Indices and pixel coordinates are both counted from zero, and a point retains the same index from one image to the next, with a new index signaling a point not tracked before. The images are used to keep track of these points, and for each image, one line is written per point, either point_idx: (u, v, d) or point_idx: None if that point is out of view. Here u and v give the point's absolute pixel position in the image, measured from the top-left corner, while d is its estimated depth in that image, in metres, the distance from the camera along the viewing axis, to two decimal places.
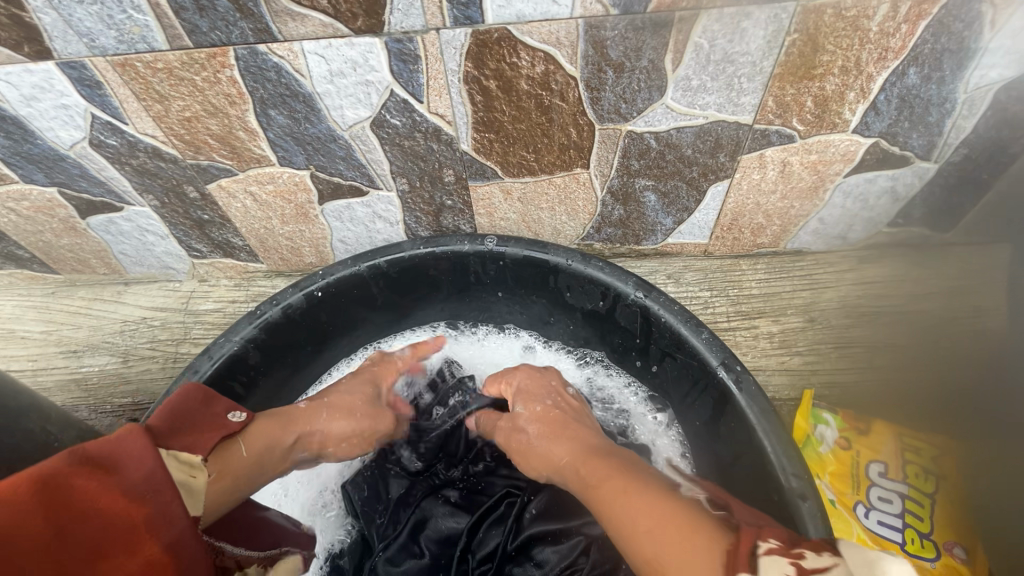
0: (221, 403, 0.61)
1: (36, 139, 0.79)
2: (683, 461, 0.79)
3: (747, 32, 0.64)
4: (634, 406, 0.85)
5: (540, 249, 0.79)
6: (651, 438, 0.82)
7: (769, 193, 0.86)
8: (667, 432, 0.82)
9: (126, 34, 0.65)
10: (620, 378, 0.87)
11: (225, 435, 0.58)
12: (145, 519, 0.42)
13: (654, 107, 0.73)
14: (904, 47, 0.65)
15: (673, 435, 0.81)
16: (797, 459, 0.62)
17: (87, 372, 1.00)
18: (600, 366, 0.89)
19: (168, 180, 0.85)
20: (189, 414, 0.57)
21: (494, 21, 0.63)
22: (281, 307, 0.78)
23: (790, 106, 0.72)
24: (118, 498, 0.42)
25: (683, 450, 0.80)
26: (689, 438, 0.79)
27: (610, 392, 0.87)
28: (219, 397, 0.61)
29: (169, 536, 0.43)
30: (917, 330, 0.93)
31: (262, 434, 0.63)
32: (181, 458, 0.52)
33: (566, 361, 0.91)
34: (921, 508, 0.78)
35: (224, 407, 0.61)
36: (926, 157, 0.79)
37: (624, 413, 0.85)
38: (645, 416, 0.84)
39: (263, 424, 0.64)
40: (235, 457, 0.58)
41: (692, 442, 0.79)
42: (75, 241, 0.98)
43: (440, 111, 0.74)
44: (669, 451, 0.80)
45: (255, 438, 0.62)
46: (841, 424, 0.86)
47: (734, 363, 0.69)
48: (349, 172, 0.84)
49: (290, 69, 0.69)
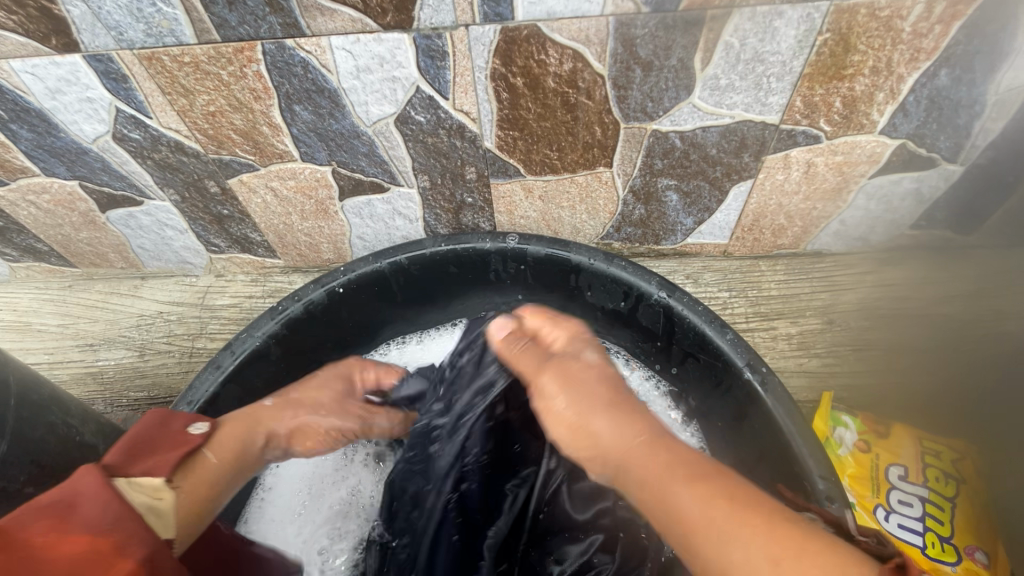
0: (178, 420, 0.60)
1: (59, 132, 0.79)
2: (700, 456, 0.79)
3: (779, 31, 0.63)
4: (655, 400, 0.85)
5: (562, 248, 0.79)
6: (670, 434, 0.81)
7: (792, 194, 0.86)
8: (685, 427, 0.81)
9: (154, 27, 0.65)
10: (641, 372, 0.87)
11: (189, 450, 0.57)
12: (112, 547, 0.41)
13: (681, 106, 0.73)
14: (937, 48, 0.65)
15: (692, 431, 0.81)
16: (825, 461, 0.62)
17: (104, 365, 1.00)
18: (619, 361, 0.88)
19: (190, 174, 0.85)
20: (147, 439, 0.56)
21: (524, 17, 0.63)
22: (303, 303, 0.78)
23: (818, 106, 0.72)
24: (80, 538, 0.41)
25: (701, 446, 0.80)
26: (707, 436, 0.79)
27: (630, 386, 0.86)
28: (176, 415, 0.60)
29: (141, 554, 0.42)
30: (936, 332, 0.92)
31: (226, 444, 0.62)
32: (142, 483, 0.50)
33: None
34: (943, 512, 0.76)
35: (182, 423, 0.60)
36: (952, 159, 0.78)
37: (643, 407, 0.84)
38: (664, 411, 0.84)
39: (229, 434, 0.63)
40: (205, 469, 0.57)
41: (711, 440, 0.79)
42: (94, 235, 0.99)
43: (466, 108, 0.74)
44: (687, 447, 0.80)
45: (219, 449, 0.61)
46: (860, 427, 0.84)
47: (760, 364, 0.69)
48: (371, 168, 0.83)
49: (317, 64, 0.69)
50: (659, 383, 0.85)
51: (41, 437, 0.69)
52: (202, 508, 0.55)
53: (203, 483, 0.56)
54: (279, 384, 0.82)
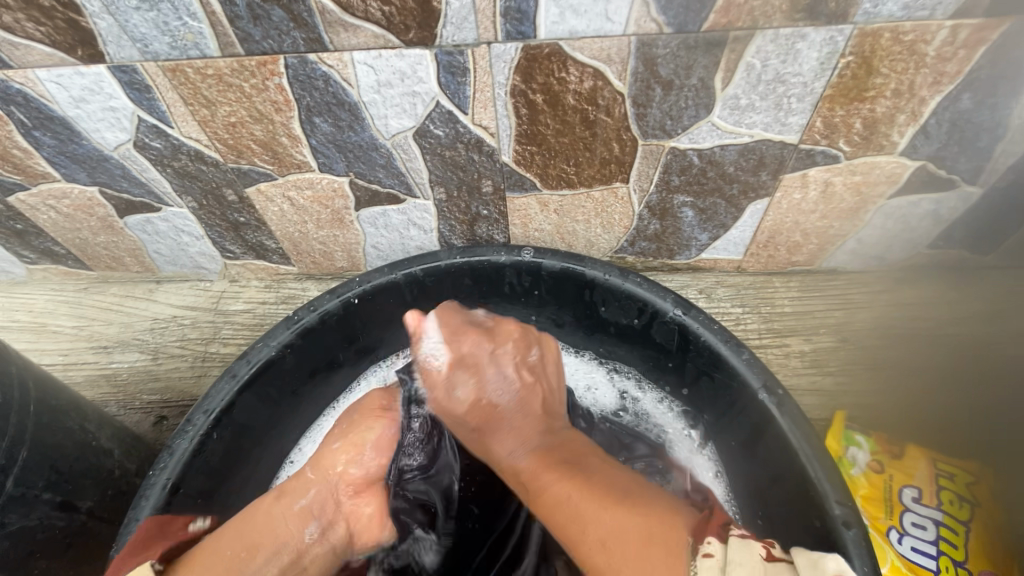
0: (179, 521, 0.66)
1: (81, 139, 0.80)
2: (719, 482, 0.78)
3: (801, 53, 0.63)
4: (669, 422, 0.84)
5: (577, 262, 0.79)
6: (688, 458, 0.81)
7: (809, 212, 0.85)
8: (703, 450, 0.81)
9: (179, 40, 0.65)
10: (654, 395, 0.87)
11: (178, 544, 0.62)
12: None
13: (700, 125, 0.73)
14: (960, 72, 0.65)
15: (708, 454, 0.80)
16: (840, 485, 0.62)
17: (117, 368, 1.01)
18: (632, 382, 0.88)
19: (208, 182, 0.86)
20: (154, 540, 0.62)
21: (546, 36, 0.63)
22: (318, 313, 0.78)
23: (838, 127, 0.72)
24: None
25: (718, 470, 0.79)
26: (723, 458, 0.78)
27: (648, 409, 0.86)
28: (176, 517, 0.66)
29: None
30: (951, 353, 0.92)
31: (230, 530, 0.61)
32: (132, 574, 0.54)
33: (598, 372, 0.90)
34: (956, 536, 0.75)
35: (185, 522, 0.66)
36: (972, 181, 0.78)
37: (661, 432, 0.84)
38: (679, 432, 0.83)
39: (240, 514, 0.63)
40: (204, 559, 0.58)
41: (727, 462, 0.78)
42: (111, 240, 0.99)
43: (484, 123, 0.74)
44: (706, 472, 0.79)
45: (222, 532, 0.61)
46: (874, 447, 0.84)
47: (776, 386, 0.68)
48: (388, 180, 0.84)
49: (339, 78, 0.69)
50: (674, 404, 0.85)
51: (58, 442, 0.70)
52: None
53: (200, 567, 0.57)
54: (294, 392, 0.83)
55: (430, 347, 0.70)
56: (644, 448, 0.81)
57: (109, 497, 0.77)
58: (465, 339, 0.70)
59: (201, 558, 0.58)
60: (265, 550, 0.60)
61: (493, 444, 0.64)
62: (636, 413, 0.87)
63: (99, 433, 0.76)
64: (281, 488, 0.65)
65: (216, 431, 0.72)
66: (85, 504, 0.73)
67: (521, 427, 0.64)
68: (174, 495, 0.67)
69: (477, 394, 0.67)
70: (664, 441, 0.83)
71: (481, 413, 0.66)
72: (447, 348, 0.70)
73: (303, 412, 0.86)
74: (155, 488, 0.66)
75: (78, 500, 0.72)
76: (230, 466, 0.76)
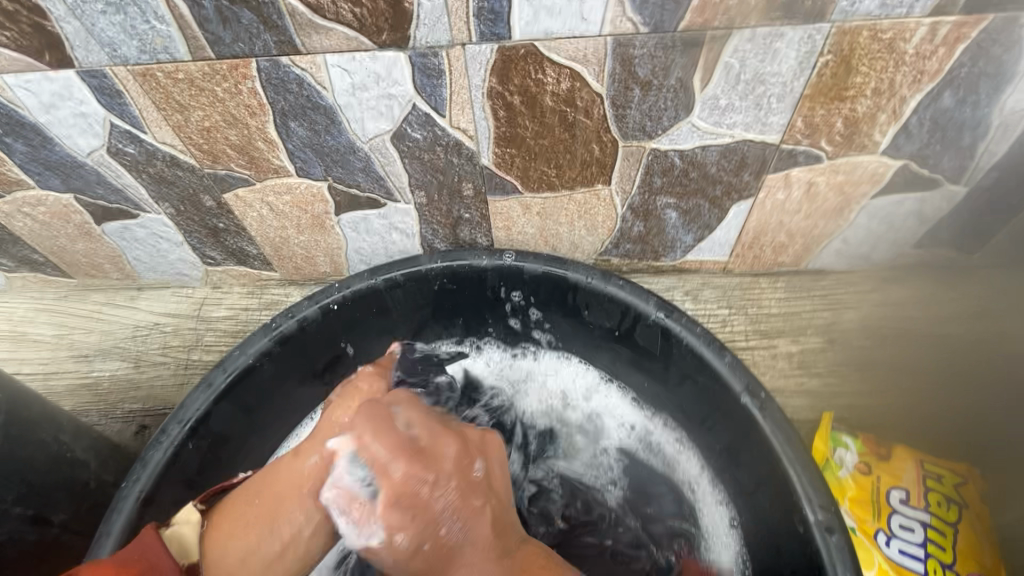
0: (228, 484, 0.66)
1: (54, 146, 0.78)
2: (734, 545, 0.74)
3: (779, 52, 0.62)
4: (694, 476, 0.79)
5: (560, 266, 0.78)
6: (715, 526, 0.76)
7: (793, 213, 0.84)
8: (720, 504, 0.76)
9: (148, 44, 0.64)
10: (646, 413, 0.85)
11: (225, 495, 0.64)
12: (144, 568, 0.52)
13: (679, 126, 0.72)
14: (940, 71, 0.64)
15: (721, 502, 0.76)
16: (824, 490, 0.61)
17: (99, 377, 0.99)
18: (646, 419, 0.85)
19: (185, 188, 0.84)
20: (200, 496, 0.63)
21: (521, 37, 0.62)
22: (296, 319, 0.78)
23: (819, 126, 0.71)
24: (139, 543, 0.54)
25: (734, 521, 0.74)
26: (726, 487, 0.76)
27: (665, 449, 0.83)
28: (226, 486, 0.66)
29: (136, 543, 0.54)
30: (940, 354, 0.91)
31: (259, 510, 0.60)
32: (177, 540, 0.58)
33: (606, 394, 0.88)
34: (944, 537, 0.75)
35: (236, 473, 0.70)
36: (955, 180, 0.77)
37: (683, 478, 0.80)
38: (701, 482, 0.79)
39: (264, 474, 0.63)
40: (233, 510, 0.60)
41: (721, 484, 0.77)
42: (89, 247, 0.98)
43: (462, 125, 0.73)
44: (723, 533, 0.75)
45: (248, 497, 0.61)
46: (861, 449, 0.83)
47: (758, 389, 0.68)
48: (367, 184, 0.83)
49: (313, 81, 0.68)
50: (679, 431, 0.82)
51: (29, 455, 0.69)
52: (236, 553, 0.58)
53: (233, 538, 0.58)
54: (271, 399, 0.81)
55: (342, 457, 0.61)
56: (671, 507, 0.79)
57: (84, 509, 0.76)
58: (397, 466, 0.59)
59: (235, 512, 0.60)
60: (296, 506, 0.60)
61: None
62: (664, 460, 0.82)
63: (75, 444, 0.75)
64: (301, 447, 0.64)
65: (192, 442, 0.71)
66: (59, 516, 0.72)
67: (475, 559, 0.59)
68: (147, 509, 0.66)
69: (421, 535, 0.59)
70: (692, 492, 0.79)
71: (415, 570, 0.60)
72: (407, 413, 0.65)
73: (283, 420, 0.85)
74: (127, 500, 0.65)
75: (51, 512, 0.71)
76: (208, 476, 0.76)
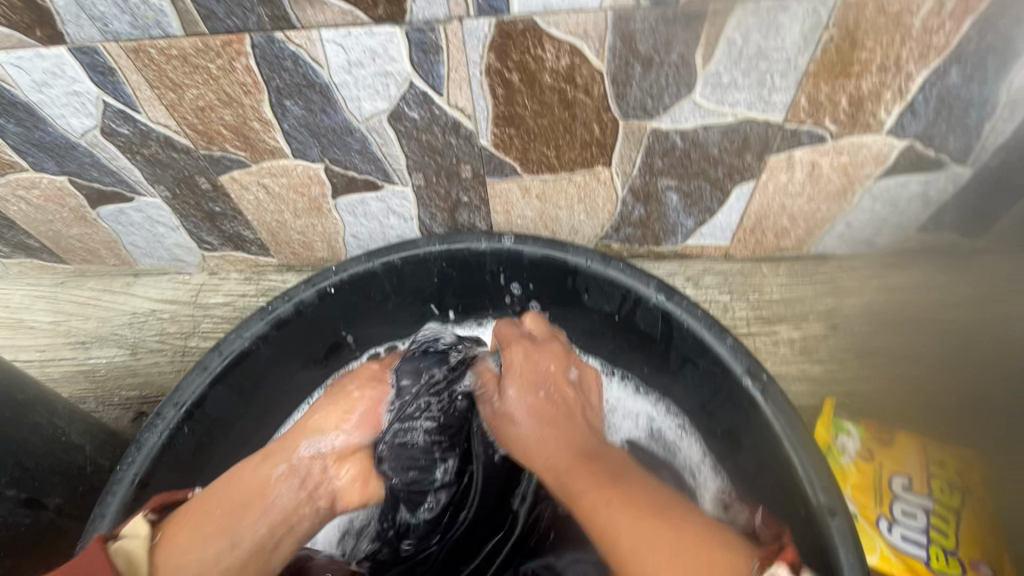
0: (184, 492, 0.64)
1: (47, 126, 0.77)
2: None
3: (783, 27, 0.61)
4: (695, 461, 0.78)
5: (559, 248, 0.77)
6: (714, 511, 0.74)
7: (796, 195, 0.83)
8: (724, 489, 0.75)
9: (140, 19, 0.63)
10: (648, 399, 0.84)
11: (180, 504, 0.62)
12: None
13: (681, 104, 0.71)
14: (946, 46, 0.63)
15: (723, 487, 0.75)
16: (827, 474, 0.60)
17: (96, 363, 0.98)
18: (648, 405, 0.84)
19: (180, 171, 0.83)
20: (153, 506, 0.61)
21: (519, 11, 0.61)
22: (293, 303, 0.76)
23: (823, 105, 0.70)
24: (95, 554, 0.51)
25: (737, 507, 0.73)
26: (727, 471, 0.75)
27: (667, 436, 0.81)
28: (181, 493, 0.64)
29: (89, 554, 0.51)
30: (943, 340, 0.90)
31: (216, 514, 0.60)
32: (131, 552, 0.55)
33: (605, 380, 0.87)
34: (946, 523, 0.74)
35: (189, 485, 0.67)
36: (961, 161, 0.76)
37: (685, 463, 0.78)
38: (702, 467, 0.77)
39: (226, 476, 0.64)
40: (192, 518, 0.59)
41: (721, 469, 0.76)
42: (85, 232, 0.97)
43: (460, 104, 0.72)
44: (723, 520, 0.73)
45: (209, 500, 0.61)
46: (863, 435, 0.82)
47: (760, 371, 0.67)
48: (364, 166, 0.82)
49: (308, 58, 0.67)
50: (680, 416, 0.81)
51: (23, 438, 0.68)
52: (194, 559, 0.56)
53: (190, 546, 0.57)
54: (267, 384, 0.80)
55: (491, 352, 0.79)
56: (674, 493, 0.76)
57: (79, 493, 0.75)
58: (515, 350, 0.75)
59: (191, 520, 0.59)
60: (258, 509, 0.61)
61: (538, 444, 0.67)
62: (665, 446, 0.81)
63: (69, 428, 0.75)
64: (268, 451, 0.66)
65: (187, 425, 0.71)
66: (53, 501, 0.71)
67: (567, 430, 0.67)
68: (141, 492, 0.66)
69: (523, 396, 0.71)
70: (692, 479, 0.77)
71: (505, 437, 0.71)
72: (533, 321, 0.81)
73: (279, 405, 0.84)
74: (122, 483, 0.64)
75: (45, 496, 0.70)
76: (203, 461, 0.75)
